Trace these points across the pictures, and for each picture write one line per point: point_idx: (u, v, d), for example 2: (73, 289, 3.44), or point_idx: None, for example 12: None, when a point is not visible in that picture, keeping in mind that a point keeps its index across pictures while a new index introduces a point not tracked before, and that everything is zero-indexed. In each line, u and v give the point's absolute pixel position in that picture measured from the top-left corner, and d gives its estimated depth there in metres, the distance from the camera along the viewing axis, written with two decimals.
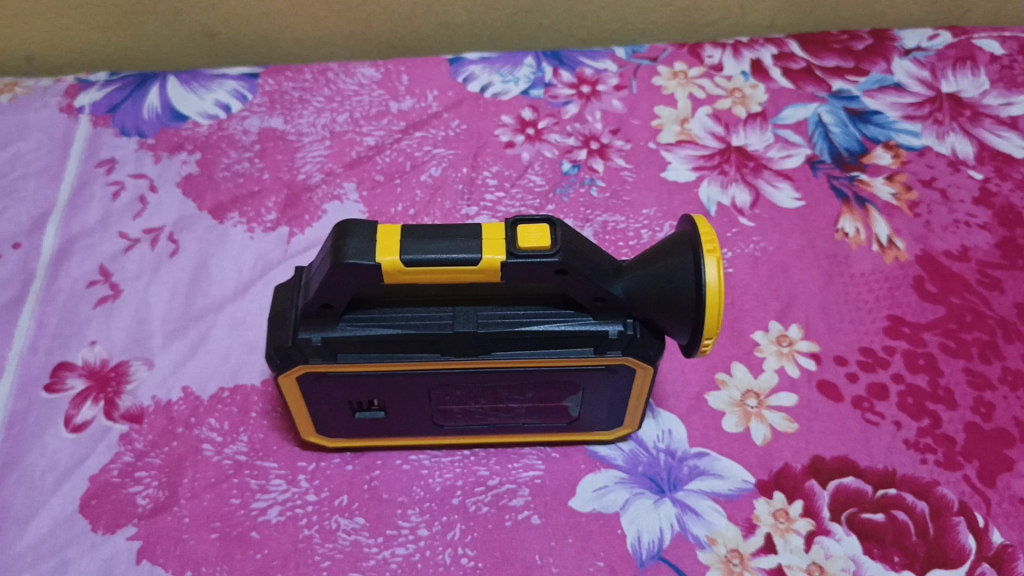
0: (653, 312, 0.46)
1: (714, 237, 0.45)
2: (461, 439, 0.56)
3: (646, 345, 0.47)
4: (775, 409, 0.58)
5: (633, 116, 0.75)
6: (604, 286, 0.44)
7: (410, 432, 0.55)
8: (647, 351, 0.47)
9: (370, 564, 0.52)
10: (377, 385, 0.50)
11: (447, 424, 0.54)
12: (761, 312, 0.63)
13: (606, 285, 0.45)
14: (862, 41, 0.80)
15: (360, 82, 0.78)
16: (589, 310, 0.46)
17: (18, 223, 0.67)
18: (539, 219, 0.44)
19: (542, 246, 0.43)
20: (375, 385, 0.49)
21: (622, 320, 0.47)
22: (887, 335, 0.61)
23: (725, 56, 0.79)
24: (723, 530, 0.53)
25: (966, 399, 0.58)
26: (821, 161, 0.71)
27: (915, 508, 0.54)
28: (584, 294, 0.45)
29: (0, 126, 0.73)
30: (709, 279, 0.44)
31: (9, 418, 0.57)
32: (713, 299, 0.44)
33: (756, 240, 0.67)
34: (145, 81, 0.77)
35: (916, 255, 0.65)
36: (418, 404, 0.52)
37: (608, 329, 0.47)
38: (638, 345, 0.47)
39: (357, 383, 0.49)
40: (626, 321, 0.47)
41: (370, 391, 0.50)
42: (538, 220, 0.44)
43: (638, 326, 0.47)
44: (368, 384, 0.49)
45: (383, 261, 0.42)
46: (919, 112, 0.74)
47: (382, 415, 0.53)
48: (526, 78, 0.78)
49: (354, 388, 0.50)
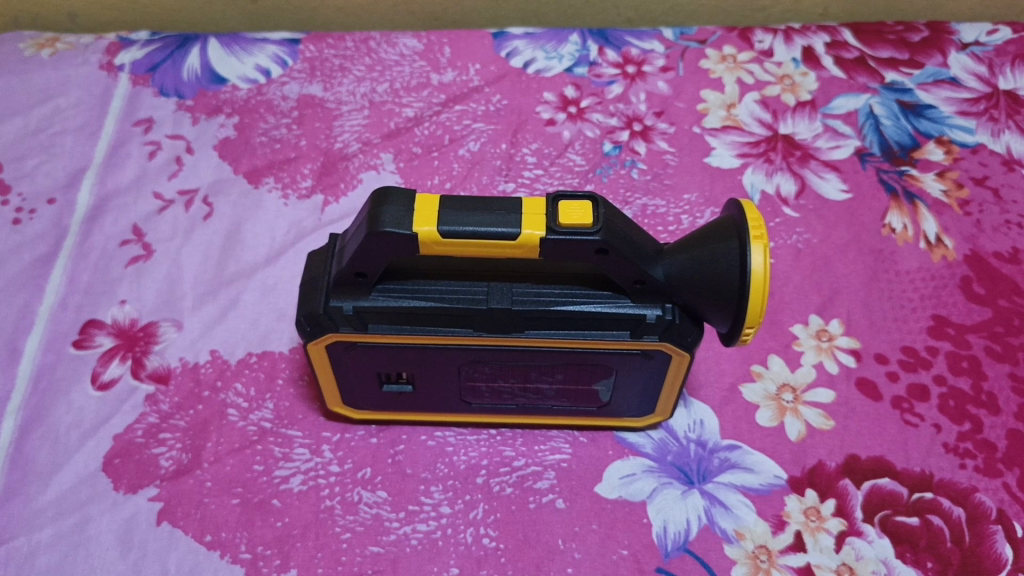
0: (694, 298, 0.44)
1: (762, 224, 0.43)
2: (487, 418, 0.55)
3: (684, 332, 0.46)
4: (811, 405, 0.57)
5: (678, 99, 0.73)
6: (644, 270, 0.43)
7: (437, 408, 0.54)
8: (685, 337, 0.46)
9: (390, 539, 0.51)
10: (406, 358, 0.49)
11: (475, 402, 0.54)
12: (801, 305, 0.61)
13: (646, 267, 0.43)
14: (918, 32, 0.78)
15: (402, 52, 0.77)
16: (628, 292, 0.45)
17: (54, 178, 0.67)
18: (581, 195, 0.42)
19: (584, 223, 0.41)
20: (404, 358, 0.49)
21: (661, 304, 0.46)
22: (931, 335, 0.59)
23: (776, 41, 0.77)
24: (751, 525, 0.52)
25: (1010, 405, 0.56)
26: (870, 154, 0.69)
27: (951, 514, 0.52)
28: (624, 276, 0.44)
29: (40, 81, 0.72)
30: (755, 267, 0.42)
31: (36, 372, 0.57)
32: (758, 286, 0.42)
33: (800, 232, 0.65)
34: (186, 42, 0.77)
35: (965, 255, 0.63)
36: (448, 380, 0.51)
37: (646, 312, 0.45)
38: (676, 331, 0.46)
39: (386, 356, 0.48)
40: (665, 306, 0.46)
41: (398, 364, 0.49)
42: (580, 197, 0.42)
43: (677, 311, 0.46)
44: (396, 356, 0.49)
45: (420, 230, 0.41)
46: (975, 108, 0.72)
47: (409, 389, 0.52)
48: (571, 55, 0.77)
49: (382, 360, 0.49)
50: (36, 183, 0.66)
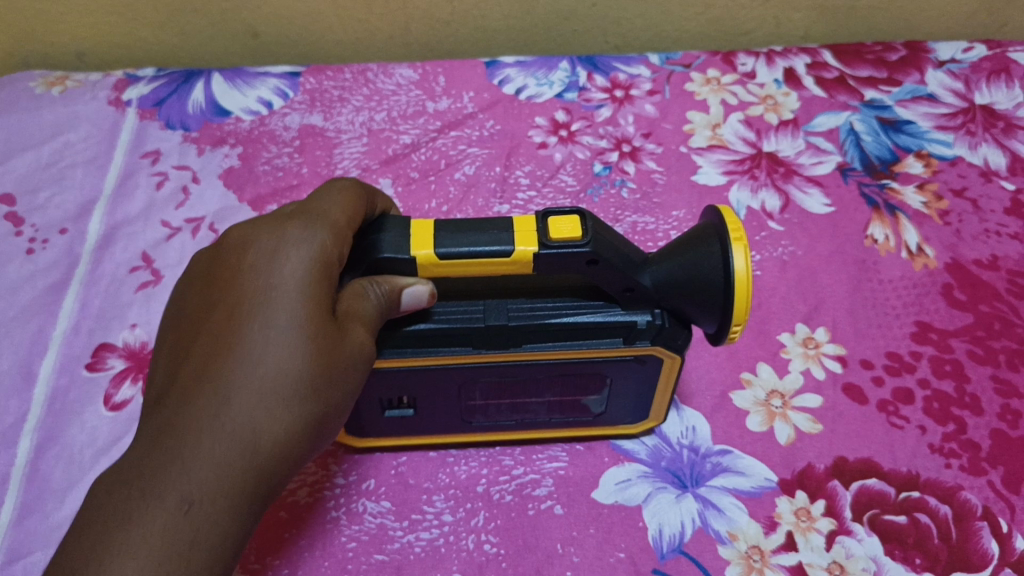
0: (682, 303, 0.47)
1: (741, 227, 0.46)
2: (488, 437, 0.57)
3: (674, 335, 0.48)
4: (799, 410, 0.58)
5: (665, 120, 0.76)
6: (631, 278, 0.45)
7: (438, 428, 0.56)
8: (675, 340, 0.48)
9: (394, 547, 0.53)
10: (409, 381, 0.51)
11: (476, 421, 0.56)
12: (788, 314, 0.63)
13: (635, 276, 0.46)
14: (896, 52, 0.80)
15: (398, 82, 0.80)
16: (618, 300, 0.47)
17: (65, 210, 0.69)
18: (569, 210, 0.45)
19: (574, 237, 0.44)
20: (405, 380, 0.51)
21: (650, 310, 0.48)
22: (915, 341, 0.61)
23: (758, 64, 0.80)
24: (744, 527, 0.53)
25: (993, 406, 0.58)
26: (852, 169, 0.72)
27: (938, 512, 0.54)
28: (614, 286, 0.46)
29: (51, 117, 0.75)
30: (739, 269, 0.44)
31: (51, 394, 0.59)
32: (742, 288, 0.45)
33: (785, 244, 0.67)
34: (191, 77, 0.79)
35: (945, 262, 0.65)
36: (447, 399, 0.53)
37: (636, 318, 0.48)
38: (666, 335, 0.48)
39: (389, 380, 0.50)
40: (654, 311, 0.48)
41: (399, 387, 0.51)
42: (569, 212, 0.45)
43: (666, 315, 0.48)
44: (399, 381, 0.51)
45: (419, 254, 0.44)
46: (952, 122, 0.74)
47: (411, 412, 0.54)
48: (561, 81, 0.79)
49: (385, 386, 0.51)
50: (48, 215, 0.69)
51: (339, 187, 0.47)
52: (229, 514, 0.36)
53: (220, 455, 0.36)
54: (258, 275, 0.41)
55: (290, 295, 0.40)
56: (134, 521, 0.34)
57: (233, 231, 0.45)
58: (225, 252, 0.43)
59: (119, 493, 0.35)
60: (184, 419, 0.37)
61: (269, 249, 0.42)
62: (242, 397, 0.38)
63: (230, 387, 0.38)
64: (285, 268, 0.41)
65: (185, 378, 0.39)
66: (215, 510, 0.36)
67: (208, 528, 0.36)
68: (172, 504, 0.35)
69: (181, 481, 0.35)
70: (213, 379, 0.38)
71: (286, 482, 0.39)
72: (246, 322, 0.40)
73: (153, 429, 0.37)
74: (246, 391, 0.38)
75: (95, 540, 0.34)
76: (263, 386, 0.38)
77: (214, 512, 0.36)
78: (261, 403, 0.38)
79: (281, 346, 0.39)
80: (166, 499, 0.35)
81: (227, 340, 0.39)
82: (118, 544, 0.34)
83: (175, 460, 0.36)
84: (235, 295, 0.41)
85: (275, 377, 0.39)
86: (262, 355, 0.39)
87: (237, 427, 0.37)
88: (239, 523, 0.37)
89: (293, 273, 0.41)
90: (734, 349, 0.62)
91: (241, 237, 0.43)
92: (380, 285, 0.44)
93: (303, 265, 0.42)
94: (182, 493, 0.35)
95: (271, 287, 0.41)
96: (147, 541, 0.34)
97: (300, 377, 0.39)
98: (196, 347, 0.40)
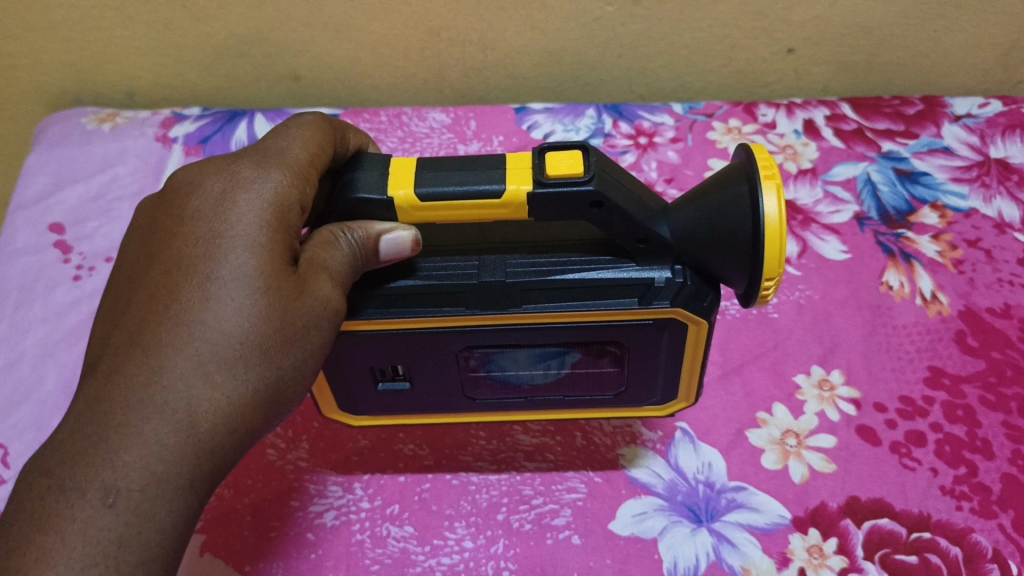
0: (704, 254, 0.46)
1: (773, 165, 0.45)
2: (486, 417, 0.59)
3: (700, 295, 0.47)
4: (814, 450, 0.60)
5: (687, 167, 0.79)
6: (647, 227, 0.45)
7: (442, 405, 0.57)
8: (701, 302, 0.47)
9: (416, 570, 0.55)
10: (403, 349, 0.51)
11: (479, 398, 0.57)
12: (804, 356, 0.65)
13: (650, 226, 0.46)
14: (913, 105, 0.83)
15: (432, 125, 0.83)
16: (633, 254, 0.47)
17: (111, 239, 0.73)
18: (571, 146, 0.46)
19: (573, 172, 0.44)
20: (398, 348, 0.51)
21: (670, 266, 0.47)
22: (928, 385, 0.63)
23: (778, 115, 0.83)
24: (757, 561, 0.55)
25: (1004, 450, 0.59)
26: (868, 218, 0.74)
27: (948, 552, 0.55)
28: (626, 235, 0.46)
29: (102, 152, 0.80)
30: (769, 213, 0.44)
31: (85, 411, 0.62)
32: (773, 234, 0.44)
33: (802, 289, 0.69)
34: (235, 116, 0.83)
35: (959, 310, 0.67)
36: (444, 371, 0.54)
37: (654, 276, 0.47)
38: (689, 294, 0.47)
39: (383, 347, 0.51)
40: (673, 268, 0.47)
41: (392, 358, 0.52)
42: (569, 149, 0.45)
43: (687, 273, 0.47)
44: (391, 349, 0.51)
45: (397, 194, 0.46)
46: (967, 174, 0.76)
47: (406, 387, 0.55)
48: (587, 127, 0.83)
49: (377, 354, 0.52)
50: (95, 244, 0.73)
51: (303, 121, 0.49)
52: (163, 500, 0.37)
53: (155, 435, 0.37)
54: (204, 227, 0.43)
55: (235, 248, 0.42)
56: (61, 516, 0.36)
57: (183, 173, 0.47)
58: (173, 198, 0.45)
59: (44, 481, 0.37)
60: (116, 396, 0.38)
61: (218, 194, 0.44)
62: (176, 368, 0.39)
63: (164, 354, 0.39)
64: (232, 221, 0.43)
65: (120, 347, 0.40)
66: (144, 498, 0.37)
67: (137, 517, 0.36)
68: (97, 494, 0.36)
69: (107, 468, 0.36)
70: (145, 347, 0.39)
71: (237, 453, 0.41)
72: (186, 285, 0.41)
73: (86, 409, 0.38)
74: (181, 359, 0.39)
75: (22, 535, 0.35)
76: (199, 352, 0.39)
77: (142, 501, 0.37)
78: (198, 374, 0.39)
79: (223, 309, 0.40)
80: (90, 489, 0.36)
81: (164, 305, 0.41)
82: (43, 540, 0.35)
83: (104, 445, 0.37)
84: (178, 250, 0.42)
85: (213, 342, 0.40)
86: (198, 320, 0.40)
87: (171, 401, 0.38)
88: (178, 508, 0.38)
89: (239, 227, 0.42)
90: (751, 389, 0.64)
91: (190, 181, 0.45)
92: (354, 233, 0.45)
93: (255, 213, 0.43)
94: (107, 484, 0.36)
95: (215, 244, 0.42)
96: (76, 536, 0.35)
97: (240, 341, 0.40)
98: (134, 313, 0.41)
